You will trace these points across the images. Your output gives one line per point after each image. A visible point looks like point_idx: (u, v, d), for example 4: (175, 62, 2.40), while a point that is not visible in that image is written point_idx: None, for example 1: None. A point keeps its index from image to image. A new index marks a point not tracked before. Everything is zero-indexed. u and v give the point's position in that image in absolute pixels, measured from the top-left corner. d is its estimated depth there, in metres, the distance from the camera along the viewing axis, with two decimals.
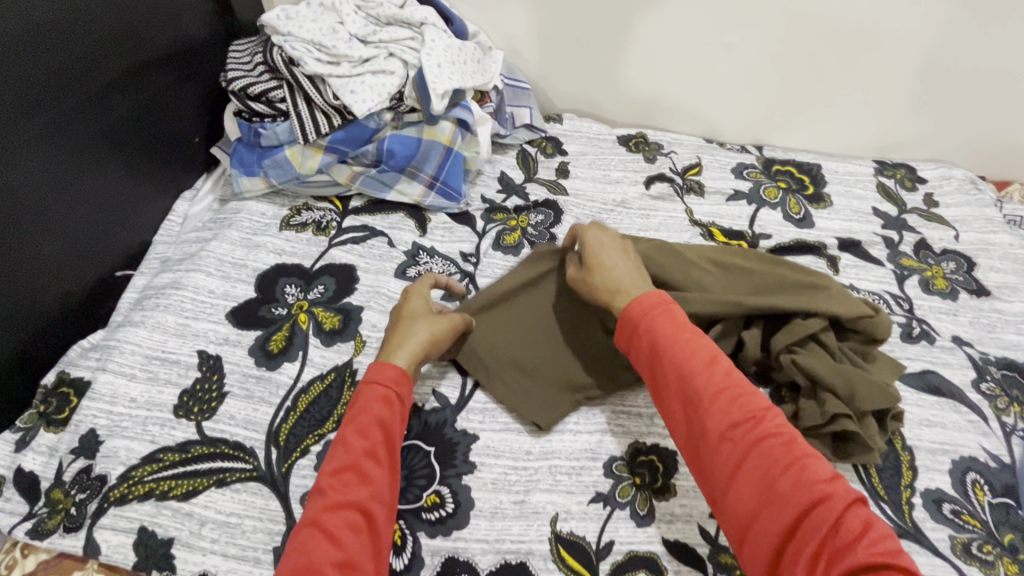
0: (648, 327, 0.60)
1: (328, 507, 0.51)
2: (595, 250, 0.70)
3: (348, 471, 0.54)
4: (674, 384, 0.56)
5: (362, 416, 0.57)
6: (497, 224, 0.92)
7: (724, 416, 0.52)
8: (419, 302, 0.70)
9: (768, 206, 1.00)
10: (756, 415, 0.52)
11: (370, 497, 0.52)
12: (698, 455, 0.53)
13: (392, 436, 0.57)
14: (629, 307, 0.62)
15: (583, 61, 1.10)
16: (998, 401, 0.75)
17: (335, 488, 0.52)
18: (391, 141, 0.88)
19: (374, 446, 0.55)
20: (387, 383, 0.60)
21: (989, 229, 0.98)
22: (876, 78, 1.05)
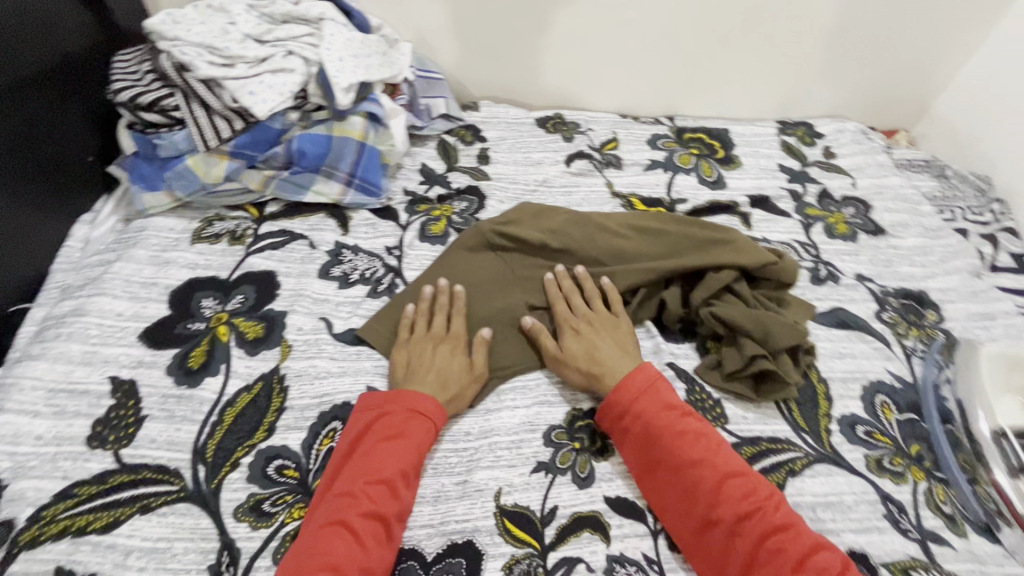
0: (642, 418, 0.62)
1: (360, 513, 0.54)
2: (573, 331, 0.72)
3: (383, 484, 0.56)
4: (669, 468, 0.59)
5: (405, 434, 0.60)
6: (421, 216, 0.92)
7: (680, 460, 0.58)
8: (456, 352, 0.70)
9: (683, 172, 1.04)
10: (754, 496, 0.56)
11: (395, 515, 0.55)
12: (705, 551, 0.55)
13: (414, 468, 0.59)
14: (617, 394, 0.64)
15: (493, 49, 1.10)
16: (898, 328, 0.81)
17: (366, 497, 0.55)
18: (301, 140, 0.86)
19: (409, 467, 0.58)
20: (427, 414, 0.63)
21: (882, 174, 1.06)
22: (770, 44, 1.11)
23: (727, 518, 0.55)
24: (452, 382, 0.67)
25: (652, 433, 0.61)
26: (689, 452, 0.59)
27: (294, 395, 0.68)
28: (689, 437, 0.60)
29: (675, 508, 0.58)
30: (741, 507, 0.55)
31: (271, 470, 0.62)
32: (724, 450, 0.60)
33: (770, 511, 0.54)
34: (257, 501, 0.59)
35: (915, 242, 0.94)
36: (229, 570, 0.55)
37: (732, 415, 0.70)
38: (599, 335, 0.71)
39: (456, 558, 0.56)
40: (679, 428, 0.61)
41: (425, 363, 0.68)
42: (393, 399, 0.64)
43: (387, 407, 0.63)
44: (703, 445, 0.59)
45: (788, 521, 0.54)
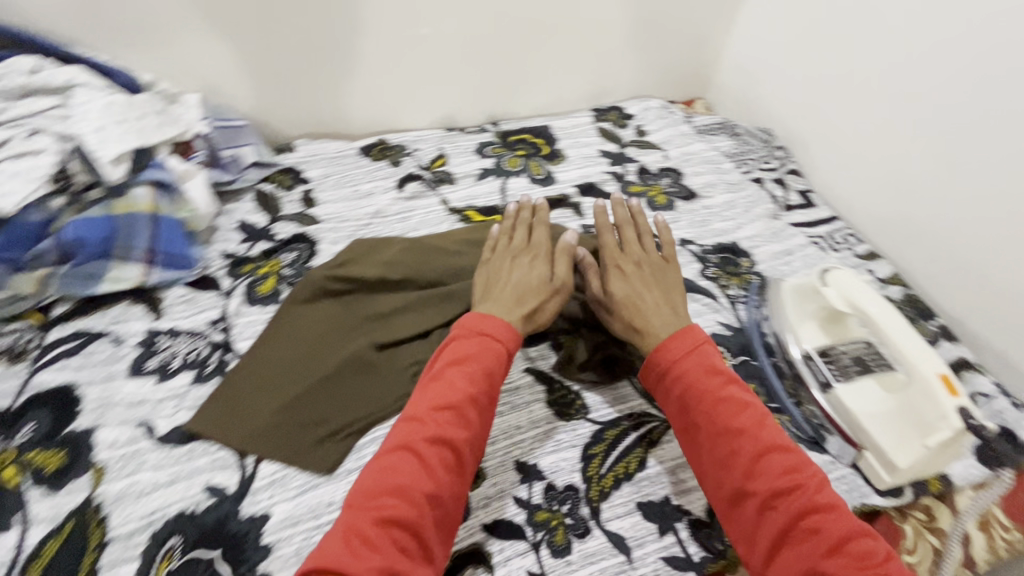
0: (683, 379, 0.62)
1: (428, 438, 0.56)
2: (620, 272, 0.73)
3: (447, 409, 0.59)
4: (707, 430, 0.59)
5: (471, 357, 0.62)
6: (246, 278, 0.84)
7: (721, 425, 0.58)
8: (535, 263, 0.74)
9: (513, 175, 1.07)
10: (796, 472, 0.55)
11: (461, 439, 0.58)
12: (736, 517, 0.55)
13: (495, 387, 0.62)
14: (661, 349, 0.65)
15: (295, 84, 1.05)
16: (721, 280, 0.89)
17: (434, 423, 0.57)
18: (75, 227, 0.74)
19: (474, 393, 0.60)
20: (501, 340, 0.65)
21: (687, 142, 1.17)
22: (566, 41, 1.17)
23: (762, 490, 0.54)
24: (529, 297, 0.70)
25: (693, 394, 0.61)
26: (729, 419, 0.59)
27: (116, 523, 0.59)
28: (730, 403, 0.60)
29: (711, 471, 0.58)
30: (781, 482, 0.54)
31: None
32: (770, 423, 0.59)
33: (811, 490, 0.54)
34: None
35: (723, 198, 1.04)
36: None
37: (592, 404, 0.72)
38: (640, 284, 0.72)
39: None
40: (719, 395, 0.60)
41: (505, 279, 0.72)
42: (461, 325, 0.66)
43: (454, 334, 0.65)
44: (743, 415, 0.59)
45: (830, 502, 0.53)
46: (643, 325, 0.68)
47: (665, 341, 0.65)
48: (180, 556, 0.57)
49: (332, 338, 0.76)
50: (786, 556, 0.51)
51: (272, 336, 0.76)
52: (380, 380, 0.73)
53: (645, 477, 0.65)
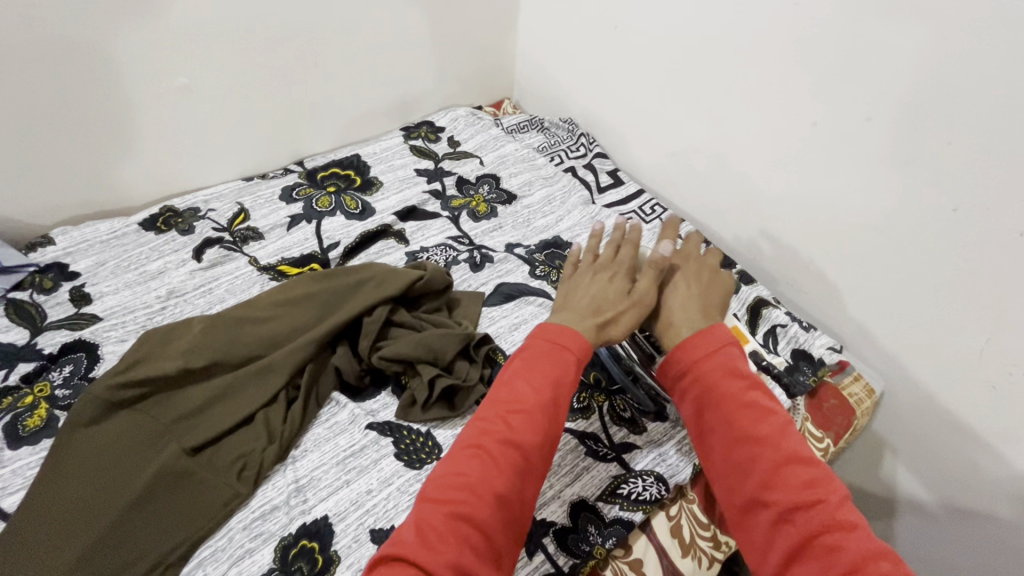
0: (703, 378, 0.52)
1: (498, 441, 0.48)
2: (681, 281, 0.61)
3: (518, 413, 0.49)
4: (729, 432, 0.49)
5: (541, 361, 0.52)
6: (5, 414, 0.69)
7: (738, 432, 0.48)
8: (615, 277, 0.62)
9: (327, 215, 1.00)
10: (818, 484, 0.46)
11: (534, 444, 0.48)
12: (744, 523, 0.47)
13: (563, 395, 0.51)
14: (686, 347, 0.54)
15: (30, 168, 0.87)
16: (551, 277, 0.91)
17: (469, 445, 0.48)
18: None
19: (554, 394, 0.50)
20: (569, 346, 0.53)
21: (499, 144, 1.18)
22: (354, 65, 1.11)
23: (783, 501, 0.45)
24: (604, 306, 0.58)
25: (716, 395, 0.50)
26: (752, 425, 0.49)
27: None
28: (754, 409, 0.49)
29: (726, 471, 0.49)
30: (804, 495, 0.45)
31: None
32: (795, 432, 0.49)
33: (834, 506, 0.44)
34: None
35: (542, 194, 1.07)
36: None
37: (444, 441, 0.69)
38: (700, 293, 0.60)
39: None
40: (741, 397, 0.50)
41: (583, 291, 0.60)
42: (542, 326, 0.55)
43: (533, 334, 0.55)
44: (768, 420, 0.49)
45: (855, 521, 0.44)
46: (673, 324, 0.58)
47: (685, 340, 0.54)
48: None
49: (134, 456, 0.64)
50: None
51: (47, 476, 0.62)
52: (201, 488, 0.63)
53: None
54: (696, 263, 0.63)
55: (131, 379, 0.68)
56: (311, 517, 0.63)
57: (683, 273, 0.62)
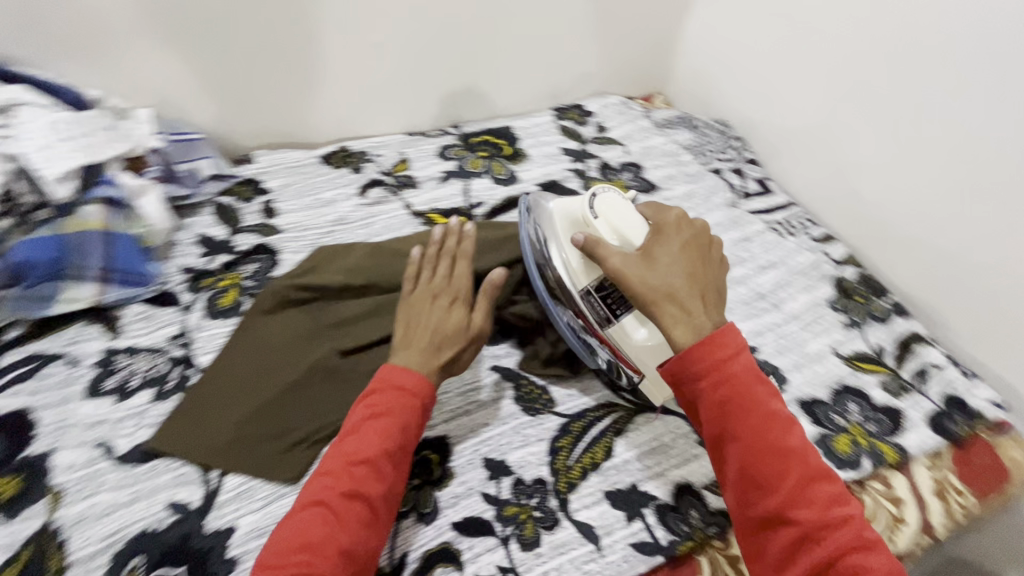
0: (731, 390, 0.53)
1: (340, 491, 0.54)
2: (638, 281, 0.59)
3: (365, 462, 0.55)
4: (753, 447, 0.51)
5: (392, 414, 0.58)
6: (207, 291, 0.84)
7: (767, 449, 0.51)
8: (450, 305, 0.69)
9: (476, 177, 1.07)
10: (837, 502, 0.50)
11: (378, 492, 0.55)
12: (763, 536, 0.51)
13: (410, 438, 0.59)
14: (693, 356, 0.54)
15: (249, 96, 1.03)
16: None
17: (350, 474, 0.54)
18: (23, 249, 0.72)
19: (375, 454, 0.56)
20: (411, 386, 0.61)
21: (647, 136, 1.19)
22: (524, 42, 1.18)
23: (808, 521, 0.49)
24: (450, 345, 0.66)
25: (742, 411, 0.52)
26: (777, 440, 0.51)
27: (75, 547, 0.57)
28: (778, 425, 0.52)
29: (746, 487, 0.51)
30: (827, 516, 0.49)
31: None
32: (812, 452, 0.52)
33: (849, 525, 0.49)
34: None
35: (684, 189, 1.06)
36: None
37: (559, 397, 0.73)
38: (678, 273, 0.59)
39: None
40: (770, 413, 0.52)
41: (424, 319, 0.67)
42: (390, 368, 0.62)
43: (375, 386, 0.61)
44: (790, 435, 0.52)
45: (870, 541, 0.48)
46: (669, 305, 0.57)
47: (692, 343, 0.54)
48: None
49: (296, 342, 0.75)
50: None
51: (235, 346, 0.74)
52: (345, 386, 0.72)
53: (613, 465, 0.66)
54: (695, 246, 0.62)
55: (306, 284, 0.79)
56: (433, 432, 0.68)
57: (647, 261, 0.60)
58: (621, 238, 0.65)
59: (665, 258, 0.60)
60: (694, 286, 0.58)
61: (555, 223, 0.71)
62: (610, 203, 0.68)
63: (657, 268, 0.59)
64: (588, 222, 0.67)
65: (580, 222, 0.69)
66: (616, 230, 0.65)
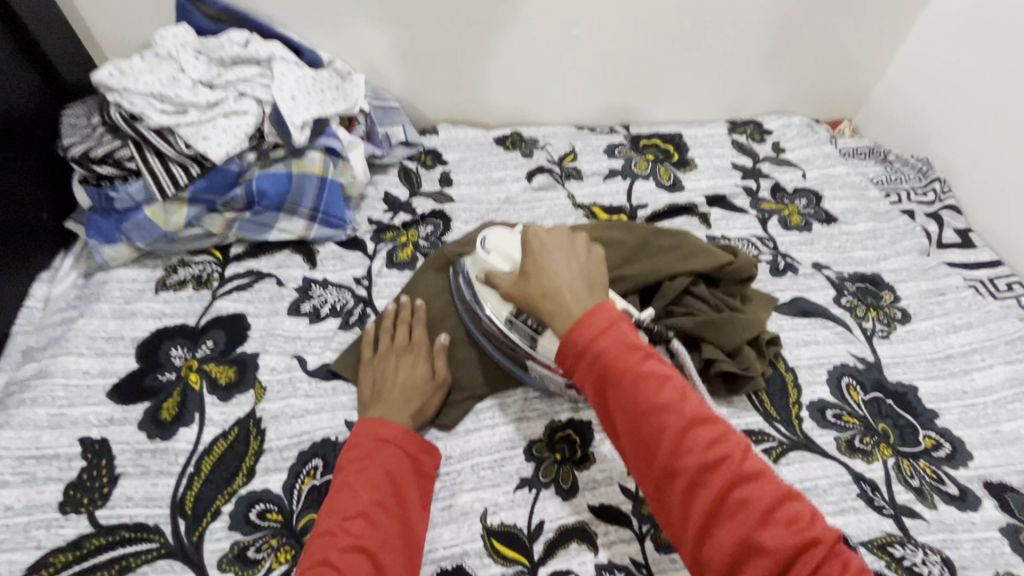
0: (598, 355, 0.52)
1: (340, 547, 0.51)
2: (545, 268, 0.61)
3: (359, 516, 0.54)
4: (625, 415, 0.50)
5: (373, 463, 0.58)
6: (388, 244, 0.93)
7: (635, 407, 0.49)
8: (419, 361, 0.71)
9: (641, 178, 1.07)
10: (726, 442, 0.47)
11: (380, 545, 0.53)
12: (664, 495, 0.48)
13: (400, 488, 0.58)
14: (573, 333, 0.54)
15: (445, 73, 1.12)
16: (857, 311, 0.84)
17: (347, 532, 0.53)
18: (260, 180, 0.86)
19: (375, 501, 0.56)
20: (395, 438, 0.61)
21: (829, 163, 1.11)
22: (713, 50, 1.15)
23: (689, 471, 0.46)
24: (416, 397, 0.67)
25: (614, 375, 0.51)
26: (654, 395, 0.49)
27: (271, 437, 0.67)
28: (653, 378, 0.50)
29: (635, 453, 0.50)
30: (707, 456, 0.46)
31: (253, 514, 0.61)
32: (693, 395, 0.50)
33: (737, 460, 0.46)
34: (242, 549, 0.59)
35: (866, 226, 0.99)
36: None
37: None
38: (568, 268, 0.61)
39: None
40: (637, 370, 0.50)
41: (390, 383, 0.68)
42: (358, 429, 0.62)
43: (353, 440, 0.61)
44: (664, 388, 0.49)
45: (756, 470, 0.46)
46: (551, 304, 0.58)
47: (580, 317, 0.54)
48: (319, 476, 0.65)
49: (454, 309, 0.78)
50: (717, 532, 0.44)
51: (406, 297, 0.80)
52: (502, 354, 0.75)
53: None
54: (540, 250, 0.62)
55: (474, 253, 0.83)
56: (579, 415, 0.70)
57: (542, 265, 0.61)
58: (514, 261, 0.69)
59: (535, 271, 0.61)
60: (581, 283, 0.59)
61: (464, 264, 0.76)
62: (497, 237, 0.72)
63: (534, 279, 0.60)
64: (483, 257, 0.71)
65: (477, 259, 0.73)
66: (508, 254, 0.69)
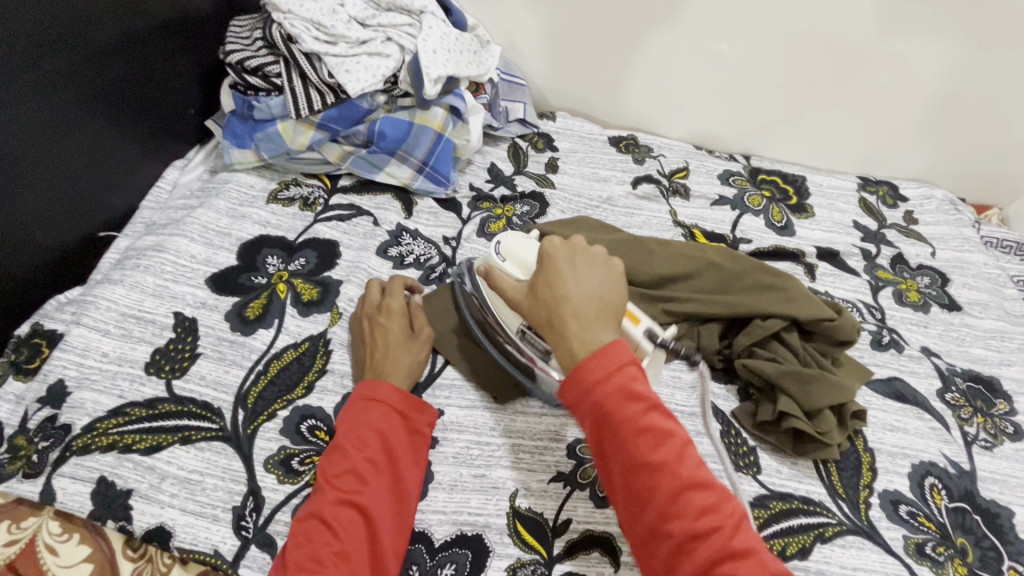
0: (600, 402, 0.50)
1: (331, 502, 0.53)
2: (568, 273, 0.57)
3: (348, 473, 0.55)
4: (623, 464, 0.49)
5: (365, 424, 0.59)
6: (482, 213, 0.94)
7: (637, 461, 0.48)
8: (397, 321, 0.69)
9: (751, 213, 1.02)
10: (712, 511, 0.46)
11: (369, 502, 0.54)
12: (651, 551, 0.48)
13: (392, 446, 0.58)
14: (589, 363, 0.51)
15: (578, 60, 1.11)
16: (961, 411, 0.76)
17: (336, 488, 0.54)
18: (384, 122, 0.90)
19: (374, 455, 0.57)
20: (385, 398, 0.61)
21: (966, 248, 1.01)
22: (866, 100, 1.07)
23: (678, 533, 0.46)
24: (404, 359, 0.66)
25: (615, 425, 0.49)
26: (650, 451, 0.48)
27: (336, 360, 0.70)
28: (652, 434, 0.48)
29: (626, 505, 0.50)
30: (696, 525, 0.46)
31: (303, 428, 0.64)
32: (692, 455, 0.49)
33: (728, 534, 0.45)
34: (287, 456, 0.62)
35: (992, 325, 0.89)
36: (252, 514, 0.58)
37: (765, 466, 0.68)
38: (593, 276, 0.58)
39: (464, 549, 0.57)
40: (639, 424, 0.48)
41: (372, 347, 0.66)
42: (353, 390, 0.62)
43: (350, 399, 0.61)
44: (664, 445, 0.48)
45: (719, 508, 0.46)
46: (569, 327, 0.54)
47: (584, 357, 0.52)
48: None
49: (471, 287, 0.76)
50: None
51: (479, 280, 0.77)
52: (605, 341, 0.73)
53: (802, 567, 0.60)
54: (560, 264, 0.58)
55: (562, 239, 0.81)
56: None
57: (561, 279, 0.57)
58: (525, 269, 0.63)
59: (547, 277, 0.58)
60: (601, 304, 0.56)
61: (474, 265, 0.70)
62: (513, 242, 0.66)
63: (547, 289, 0.57)
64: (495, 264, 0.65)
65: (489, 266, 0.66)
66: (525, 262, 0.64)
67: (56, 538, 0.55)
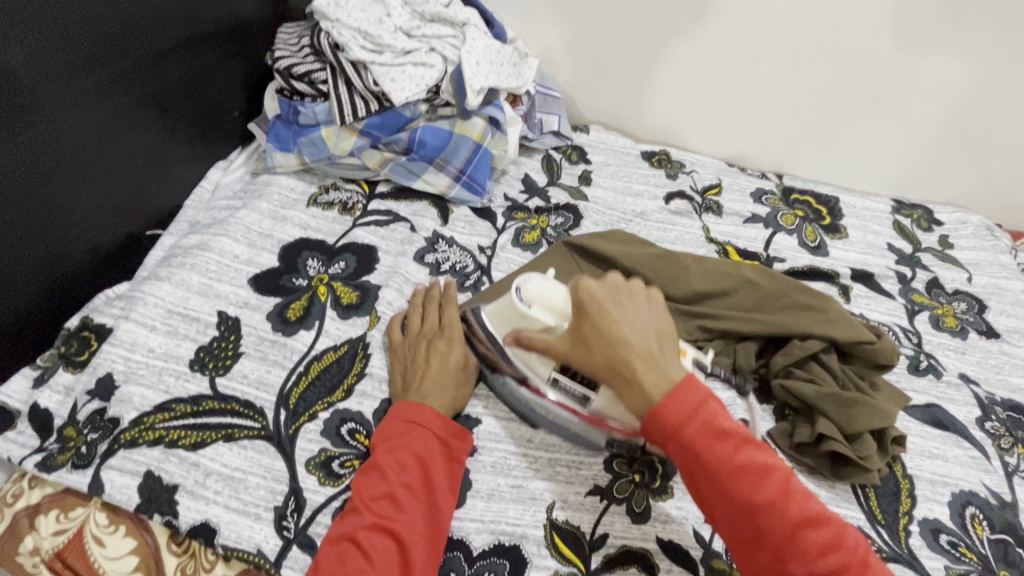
0: (692, 446, 0.49)
1: (365, 525, 0.53)
2: (617, 316, 0.55)
3: (385, 498, 0.55)
4: (727, 506, 0.49)
5: (404, 447, 0.58)
6: (517, 223, 0.94)
7: (744, 502, 0.48)
8: (454, 346, 0.68)
9: (785, 232, 1.01)
10: (832, 544, 0.46)
11: (405, 530, 0.53)
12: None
13: (429, 473, 0.58)
14: (667, 403, 0.50)
15: (613, 75, 1.12)
16: (1001, 440, 0.75)
17: (372, 511, 0.54)
18: (424, 130, 0.91)
19: (411, 481, 0.56)
20: (426, 422, 0.61)
21: (1003, 275, 1.00)
22: (902, 122, 1.06)
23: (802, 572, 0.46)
24: (451, 387, 0.66)
25: (708, 466, 0.49)
26: (752, 492, 0.48)
27: (374, 364, 0.71)
28: (751, 472, 0.48)
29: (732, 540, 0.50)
30: (817, 560, 0.46)
31: (343, 430, 0.65)
32: (798, 486, 0.49)
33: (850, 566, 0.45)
34: (328, 458, 0.63)
35: None
36: (294, 515, 0.58)
37: None
38: (639, 315, 0.56)
39: (502, 559, 0.57)
40: (736, 464, 0.48)
41: (422, 366, 0.66)
42: (391, 412, 0.62)
43: (388, 421, 0.62)
44: (764, 484, 0.48)
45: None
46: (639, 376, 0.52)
47: (662, 399, 0.51)
48: None
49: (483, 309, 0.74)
50: None
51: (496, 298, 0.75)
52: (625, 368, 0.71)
53: None
54: (603, 303, 0.56)
55: (597, 250, 0.80)
56: None
57: (613, 331, 0.54)
58: (559, 314, 0.60)
59: (596, 322, 0.55)
60: (657, 345, 0.55)
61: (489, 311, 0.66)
62: (532, 284, 0.61)
63: (600, 338, 0.54)
64: (521, 313, 0.61)
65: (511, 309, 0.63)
66: (554, 306, 0.60)
67: (103, 530, 0.56)
